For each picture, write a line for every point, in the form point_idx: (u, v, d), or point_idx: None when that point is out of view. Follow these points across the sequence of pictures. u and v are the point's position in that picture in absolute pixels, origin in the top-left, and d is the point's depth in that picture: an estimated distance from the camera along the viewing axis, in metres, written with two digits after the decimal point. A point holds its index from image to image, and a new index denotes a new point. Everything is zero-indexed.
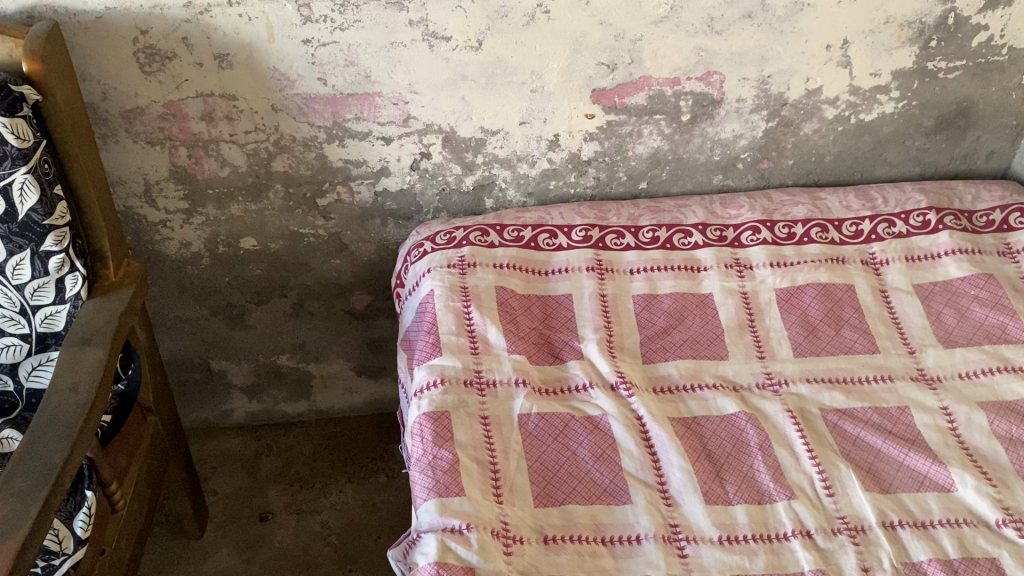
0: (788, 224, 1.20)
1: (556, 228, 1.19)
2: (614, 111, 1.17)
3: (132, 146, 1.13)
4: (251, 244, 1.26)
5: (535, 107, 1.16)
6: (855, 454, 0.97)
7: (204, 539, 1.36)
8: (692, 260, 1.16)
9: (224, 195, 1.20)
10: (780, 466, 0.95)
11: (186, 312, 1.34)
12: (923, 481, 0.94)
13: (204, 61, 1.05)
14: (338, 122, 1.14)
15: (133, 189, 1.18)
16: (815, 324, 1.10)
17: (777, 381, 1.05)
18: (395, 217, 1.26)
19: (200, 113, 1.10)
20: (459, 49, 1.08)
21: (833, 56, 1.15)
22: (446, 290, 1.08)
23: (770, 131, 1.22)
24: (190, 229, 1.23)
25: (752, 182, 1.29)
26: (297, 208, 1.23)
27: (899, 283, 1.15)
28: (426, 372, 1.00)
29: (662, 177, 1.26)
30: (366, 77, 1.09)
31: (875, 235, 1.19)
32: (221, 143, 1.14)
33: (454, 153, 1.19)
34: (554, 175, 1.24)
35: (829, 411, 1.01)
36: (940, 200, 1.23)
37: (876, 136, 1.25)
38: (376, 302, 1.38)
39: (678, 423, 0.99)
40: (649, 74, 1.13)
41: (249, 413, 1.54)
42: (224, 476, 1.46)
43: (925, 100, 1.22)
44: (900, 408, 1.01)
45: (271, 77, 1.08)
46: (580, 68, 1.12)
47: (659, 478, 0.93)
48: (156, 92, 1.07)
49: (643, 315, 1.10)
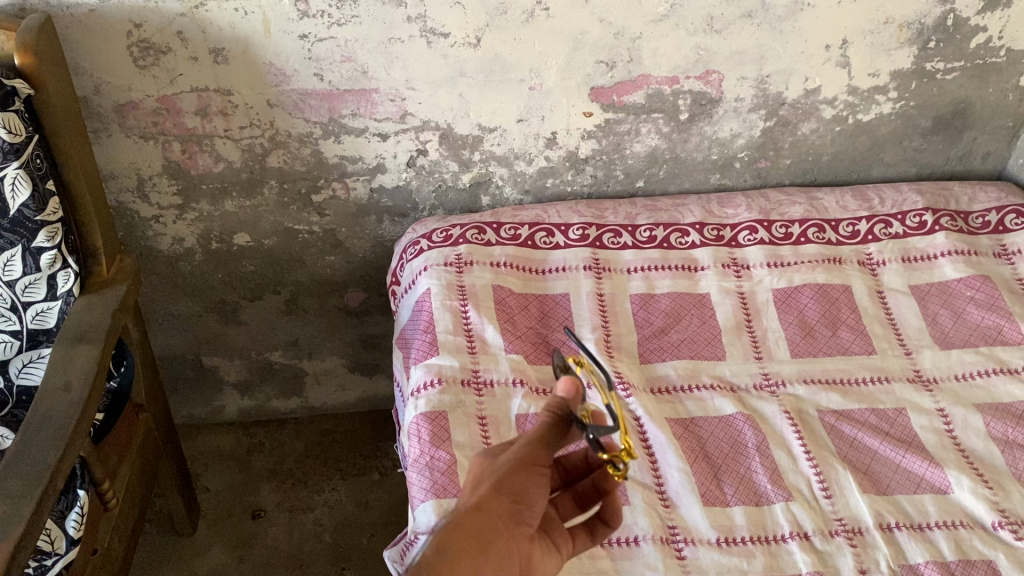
0: (785, 224, 1.20)
1: (553, 226, 1.18)
2: (612, 110, 1.16)
3: (125, 141, 1.11)
4: (245, 240, 1.25)
5: (532, 104, 1.15)
6: (852, 456, 0.97)
7: (196, 536, 1.35)
8: (690, 259, 1.16)
9: (218, 190, 1.18)
10: (778, 468, 0.95)
11: (177, 308, 1.33)
12: (920, 482, 0.94)
13: (199, 55, 1.04)
14: (334, 118, 1.13)
15: (125, 184, 1.16)
16: (813, 325, 1.10)
17: (774, 382, 1.04)
18: (390, 214, 1.25)
19: (194, 108, 1.09)
20: (458, 45, 1.07)
21: (832, 56, 1.14)
22: (443, 288, 1.08)
23: (768, 131, 1.22)
24: (183, 225, 1.22)
25: (749, 181, 1.29)
26: (292, 204, 1.22)
27: (895, 284, 1.15)
28: (423, 371, 1.00)
29: (660, 175, 1.26)
30: (363, 73, 1.08)
31: (872, 235, 1.19)
32: (216, 138, 1.13)
33: (451, 149, 1.18)
34: (551, 173, 1.23)
35: (826, 411, 1.01)
36: (936, 201, 1.23)
37: (873, 136, 1.24)
38: (370, 299, 1.37)
39: (676, 424, 0.99)
40: (647, 73, 1.13)
41: (241, 409, 1.52)
42: (216, 473, 1.45)
43: (923, 101, 1.21)
44: (896, 409, 1.02)
45: (267, 72, 1.07)
46: (579, 65, 1.11)
47: (657, 478, 0.93)
48: (150, 86, 1.06)
49: (641, 315, 1.10)
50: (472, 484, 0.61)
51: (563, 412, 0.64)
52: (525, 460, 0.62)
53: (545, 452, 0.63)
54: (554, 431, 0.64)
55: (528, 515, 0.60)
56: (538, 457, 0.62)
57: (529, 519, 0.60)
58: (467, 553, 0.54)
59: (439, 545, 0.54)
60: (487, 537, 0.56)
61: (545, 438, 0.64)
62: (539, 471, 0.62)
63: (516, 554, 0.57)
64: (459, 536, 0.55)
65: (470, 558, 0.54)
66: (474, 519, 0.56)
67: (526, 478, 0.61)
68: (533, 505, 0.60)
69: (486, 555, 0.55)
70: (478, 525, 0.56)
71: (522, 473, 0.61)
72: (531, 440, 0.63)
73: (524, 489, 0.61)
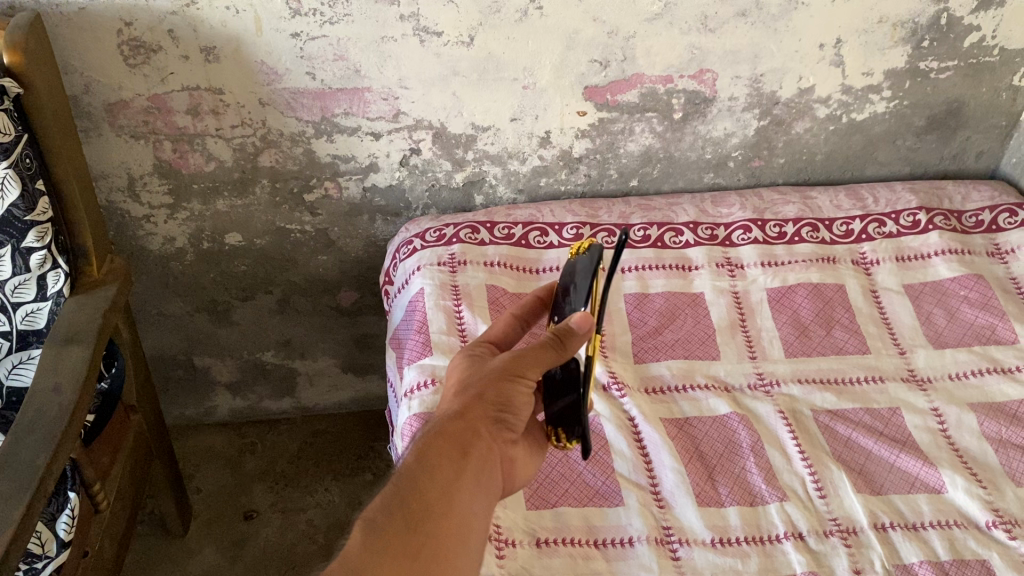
0: (778, 223, 1.20)
1: (547, 225, 1.18)
2: (606, 109, 1.16)
3: (116, 140, 1.11)
4: (236, 240, 1.24)
5: (526, 103, 1.14)
6: (847, 456, 0.97)
7: (188, 538, 1.35)
8: (684, 258, 1.16)
9: (210, 190, 1.18)
10: (772, 468, 0.95)
11: (168, 308, 1.32)
12: (914, 482, 0.94)
13: (190, 54, 1.03)
14: (327, 117, 1.12)
15: (116, 183, 1.15)
16: (807, 325, 1.10)
17: (768, 381, 1.04)
18: (383, 213, 1.24)
19: (185, 107, 1.09)
20: (451, 44, 1.07)
21: (826, 55, 1.13)
22: (437, 288, 1.07)
23: (761, 130, 1.21)
24: (174, 224, 1.21)
25: (743, 180, 1.28)
26: (284, 204, 1.21)
27: (889, 283, 1.14)
28: (417, 371, 0.99)
29: (653, 175, 1.25)
30: (355, 72, 1.08)
31: (866, 234, 1.19)
32: (207, 138, 1.12)
33: (444, 149, 1.18)
34: (545, 172, 1.23)
35: (821, 411, 1.01)
36: (930, 200, 1.23)
37: (867, 135, 1.24)
38: (363, 298, 1.36)
39: (670, 424, 0.99)
40: (641, 72, 1.12)
41: (233, 410, 1.51)
42: (209, 473, 1.44)
43: (917, 100, 1.21)
44: (891, 409, 1.01)
45: (258, 71, 1.06)
46: (573, 64, 1.11)
47: (651, 480, 0.93)
48: (140, 85, 1.06)
49: (635, 315, 1.09)
50: (458, 392, 0.72)
51: (566, 339, 0.68)
52: (506, 373, 0.71)
53: (531, 365, 0.70)
54: (547, 353, 0.69)
55: (510, 422, 0.71)
56: (523, 369, 0.70)
57: (512, 424, 0.71)
58: (445, 459, 0.66)
59: (422, 453, 0.67)
60: (467, 444, 0.68)
61: (534, 354, 0.70)
62: (523, 383, 0.71)
63: (497, 449, 0.70)
64: (441, 442, 0.67)
65: (450, 462, 0.66)
66: (456, 427, 0.68)
67: (510, 389, 0.71)
68: (515, 413, 0.71)
69: (465, 460, 0.67)
70: (459, 431, 0.68)
71: (507, 386, 0.71)
72: (519, 353, 0.71)
73: (503, 401, 0.71)
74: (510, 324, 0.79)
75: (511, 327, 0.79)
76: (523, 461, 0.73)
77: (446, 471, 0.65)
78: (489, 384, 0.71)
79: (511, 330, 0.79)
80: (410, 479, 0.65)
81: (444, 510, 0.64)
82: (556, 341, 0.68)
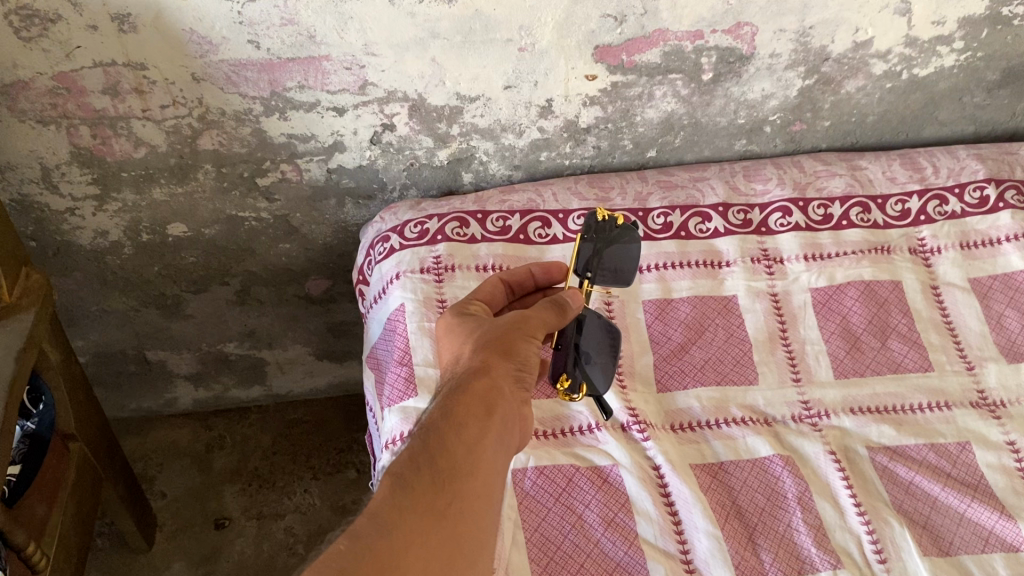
0: (823, 204, 1.02)
1: (549, 214, 0.99)
2: (621, 71, 0.95)
3: (19, 126, 0.90)
4: (181, 230, 1.05)
5: (523, 68, 0.93)
6: (909, 505, 0.81)
7: (153, 552, 1.21)
8: (712, 251, 0.98)
9: (143, 178, 0.98)
10: (823, 524, 0.79)
11: (110, 304, 1.14)
12: (987, 537, 0.78)
13: (99, 23, 0.81)
14: (277, 92, 0.91)
15: (27, 175, 0.95)
16: (859, 336, 0.93)
17: (815, 412, 0.88)
18: (354, 197, 1.05)
19: (101, 86, 0.87)
20: (428, 2, 0.84)
21: (890, 2, 0.92)
22: (420, 305, 0.89)
23: (806, 90, 1.01)
24: (105, 217, 1.02)
25: (779, 146, 1.09)
26: (233, 190, 1.01)
27: (953, 277, 0.97)
28: (399, 418, 0.82)
29: (675, 144, 1.06)
30: (309, 38, 0.86)
31: (924, 216, 1.01)
32: (133, 120, 0.91)
33: (424, 123, 0.97)
34: (546, 145, 1.03)
35: (877, 449, 0.85)
36: (999, 168, 1.05)
37: (929, 92, 1.04)
38: (336, 286, 1.18)
39: (702, 472, 0.83)
40: (665, 27, 0.91)
41: (198, 399, 1.35)
42: (174, 474, 1.30)
43: (992, 51, 1.00)
44: (959, 444, 0.86)
45: (188, 42, 0.84)
46: (580, 21, 0.89)
47: (681, 546, 0.78)
48: (41, 62, 0.84)
49: (657, 328, 0.93)
50: (471, 346, 0.65)
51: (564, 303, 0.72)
52: (517, 327, 0.66)
53: (540, 325, 0.68)
54: (547, 315, 0.70)
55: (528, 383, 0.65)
56: (531, 327, 0.67)
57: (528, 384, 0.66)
58: (473, 413, 0.58)
59: (446, 405, 0.58)
60: (491, 399, 0.60)
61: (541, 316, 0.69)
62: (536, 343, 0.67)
63: (512, 408, 0.63)
64: (466, 396, 0.59)
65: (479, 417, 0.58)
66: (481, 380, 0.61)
67: (527, 348, 0.66)
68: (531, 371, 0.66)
69: (490, 417, 0.59)
70: (484, 384, 0.61)
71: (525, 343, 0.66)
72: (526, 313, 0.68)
73: (516, 357, 0.65)
74: (497, 285, 0.75)
75: (497, 288, 0.76)
76: (526, 422, 0.67)
77: (475, 424, 0.58)
78: (503, 340, 0.65)
79: (498, 291, 0.76)
80: (437, 431, 0.56)
81: (473, 466, 0.56)
82: (555, 303, 0.71)
